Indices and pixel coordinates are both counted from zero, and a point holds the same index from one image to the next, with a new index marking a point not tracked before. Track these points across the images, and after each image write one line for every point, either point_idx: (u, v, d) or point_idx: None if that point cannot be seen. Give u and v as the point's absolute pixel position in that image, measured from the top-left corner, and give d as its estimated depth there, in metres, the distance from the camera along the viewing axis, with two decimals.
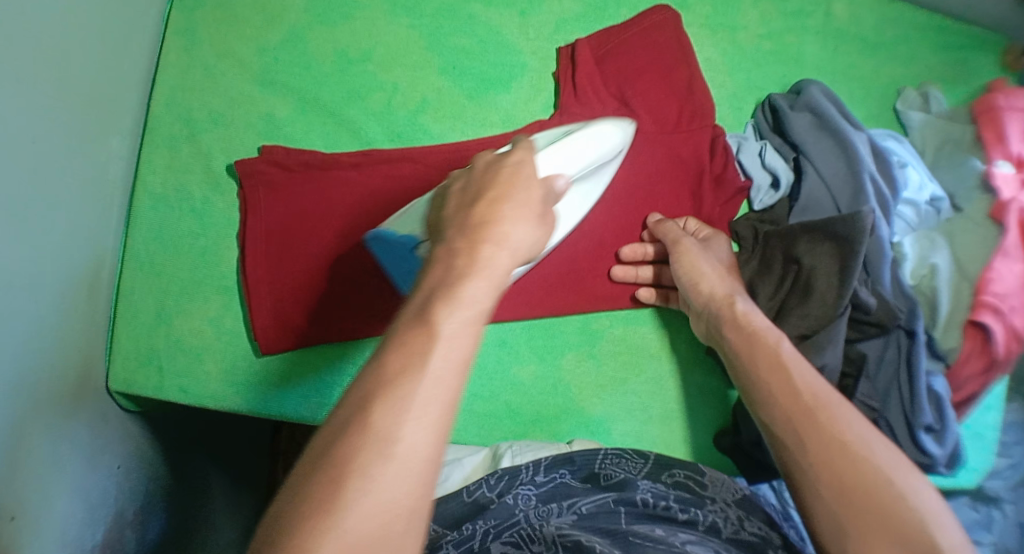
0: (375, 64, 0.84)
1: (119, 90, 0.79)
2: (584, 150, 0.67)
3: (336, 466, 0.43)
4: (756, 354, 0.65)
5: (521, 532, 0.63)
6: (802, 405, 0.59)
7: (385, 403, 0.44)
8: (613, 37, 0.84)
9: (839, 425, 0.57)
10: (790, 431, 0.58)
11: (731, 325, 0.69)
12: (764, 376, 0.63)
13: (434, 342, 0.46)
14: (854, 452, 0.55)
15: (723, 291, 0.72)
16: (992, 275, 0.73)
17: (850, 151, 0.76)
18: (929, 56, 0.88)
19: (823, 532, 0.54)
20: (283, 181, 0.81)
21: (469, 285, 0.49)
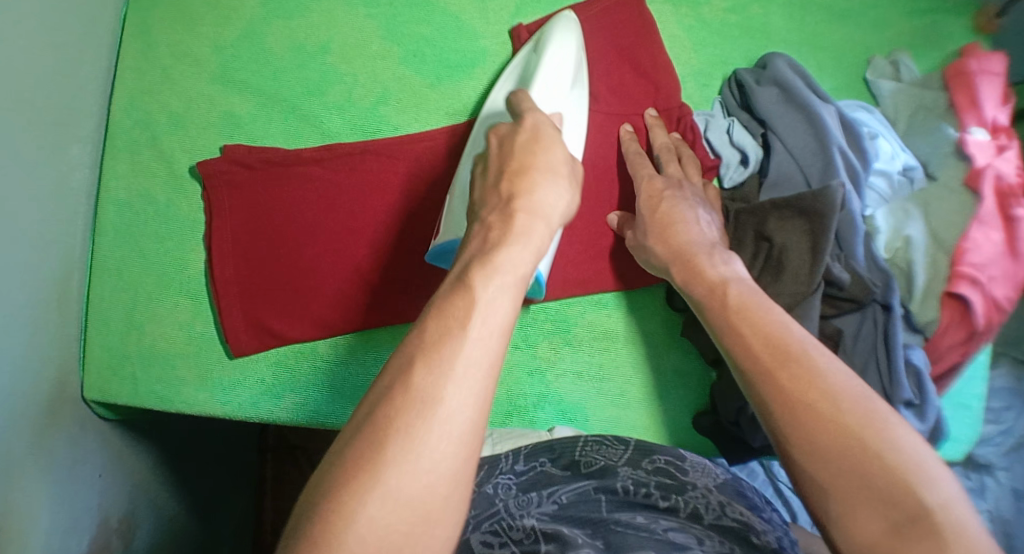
0: (334, 56, 0.83)
1: (78, 97, 0.78)
2: (553, 68, 0.73)
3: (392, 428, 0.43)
4: (724, 306, 0.61)
5: (501, 526, 0.63)
6: (774, 355, 0.55)
7: (428, 362, 0.46)
8: (574, 16, 0.82)
9: (807, 382, 0.53)
10: (759, 393, 0.54)
11: (697, 276, 0.65)
12: (734, 325, 0.59)
13: (470, 311, 0.48)
14: (823, 411, 0.51)
15: (695, 238, 0.68)
16: (969, 245, 0.72)
17: (818, 124, 0.74)
18: (899, 22, 0.87)
19: (807, 497, 0.51)
20: (245, 180, 0.80)
21: (505, 254, 0.52)
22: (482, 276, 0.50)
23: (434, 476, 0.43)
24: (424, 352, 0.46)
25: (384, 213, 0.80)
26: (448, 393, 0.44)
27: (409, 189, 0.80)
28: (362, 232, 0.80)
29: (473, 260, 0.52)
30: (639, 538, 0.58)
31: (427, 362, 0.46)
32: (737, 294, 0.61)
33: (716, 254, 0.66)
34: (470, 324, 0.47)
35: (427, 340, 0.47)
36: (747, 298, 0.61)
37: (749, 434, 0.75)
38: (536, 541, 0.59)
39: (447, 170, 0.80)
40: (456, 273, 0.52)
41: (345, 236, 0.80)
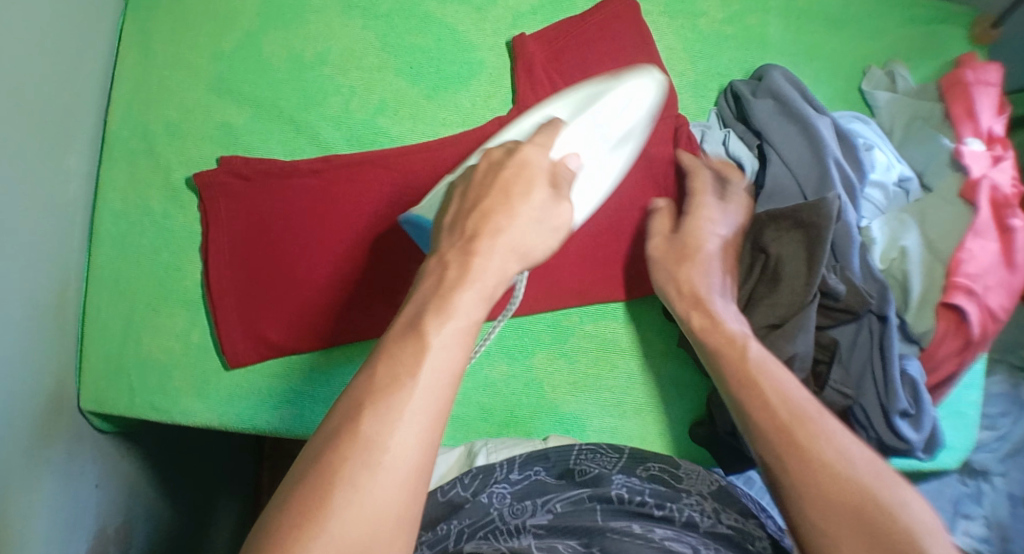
0: (331, 67, 0.83)
1: (75, 108, 0.78)
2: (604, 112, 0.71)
3: (335, 475, 0.43)
4: (735, 361, 0.63)
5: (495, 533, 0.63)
6: (784, 417, 0.57)
7: (376, 407, 0.46)
8: (571, 28, 0.82)
9: (818, 444, 0.55)
10: (769, 449, 0.56)
11: (710, 329, 0.67)
12: (746, 383, 0.61)
13: (421, 355, 0.48)
14: (834, 470, 0.53)
15: (705, 282, 0.71)
16: (964, 255, 0.72)
17: (814, 137, 0.74)
18: (895, 32, 0.87)
19: (815, 551, 0.51)
20: (242, 191, 0.80)
21: (460, 297, 0.52)
22: (435, 318, 0.50)
23: (376, 520, 0.43)
24: (373, 397, 0.46)
25: (381, 224, 0.80)
26: (396, 435, 0.45)
27: (407, 200, 0.80)
28: (359, 243, 0.80)
29: (427, 302, 0.52)
30: (634, 544, 0.57)
31: (377, 406, 0.46)
32: (752, 351, 0.63)
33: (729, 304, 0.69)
34: (420, 369, 0.47)
35: (380, 383, 0.47)
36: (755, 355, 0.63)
37: (747, 444, 0.75)
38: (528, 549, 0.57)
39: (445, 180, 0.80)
40: (416, 310, 0.52)
41: (343, 246, 0.80)
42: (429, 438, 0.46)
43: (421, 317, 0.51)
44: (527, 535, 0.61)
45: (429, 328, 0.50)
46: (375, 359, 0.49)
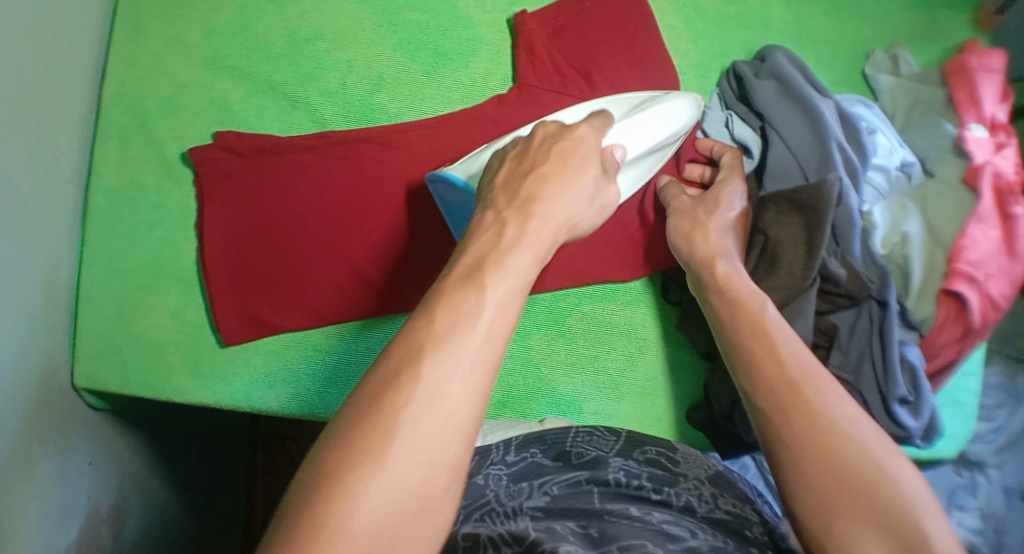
0: (328, 43, 0.81)
1: (67, 82, 0.77)
2: (646, 119, 0.71)
3: (387, 426, 0.42)
4: (750, 318, 0.62)
5: (493, 515, 0.61)
6: (797, 377, 0.57)
7: (434, 354, 0.45)
8: (572, 7, 0.81)
9: (825, 401, 0.55)
10: (774, 401, 0.56)
11: (716, 292, 0.66)
12: (753, 338, 0.60)
13: (481, 307, 0.47)
14: (839, 429, 0.53)
15: (711, 249, 0.69)
16: (967, 242, 0.71)
17: (817, 118, 0.73)
18: (899, 15, 0.86)
19: (804, 508, 0.52)
20: (236, 167, 0.79)
21: (515, 256, 0.51)
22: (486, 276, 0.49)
23: (417, 469, 0.42)
24: (423, 349, 0.45)
25: (377, 201, 0.79)
26: (453, 386, 0.44)
27: (401, 178, 0.79)
28: (355, 221, 0.79)
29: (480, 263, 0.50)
30: (631, 527, 0.56)
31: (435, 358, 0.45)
32: (766, 310, 0.63)
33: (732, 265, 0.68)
34: (478, 319, 0.47)
35: (440, 336, 0.46)
36: (763, 317, 0.62)
37: (745, 429, 0.75)
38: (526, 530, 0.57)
39: (441, 158, 0.79)
40: (474, 260, 0.51)
41: (340, 225, 0.79)
42: (480, 395, 0.45)
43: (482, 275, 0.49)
44: (524, 517, 0.60)
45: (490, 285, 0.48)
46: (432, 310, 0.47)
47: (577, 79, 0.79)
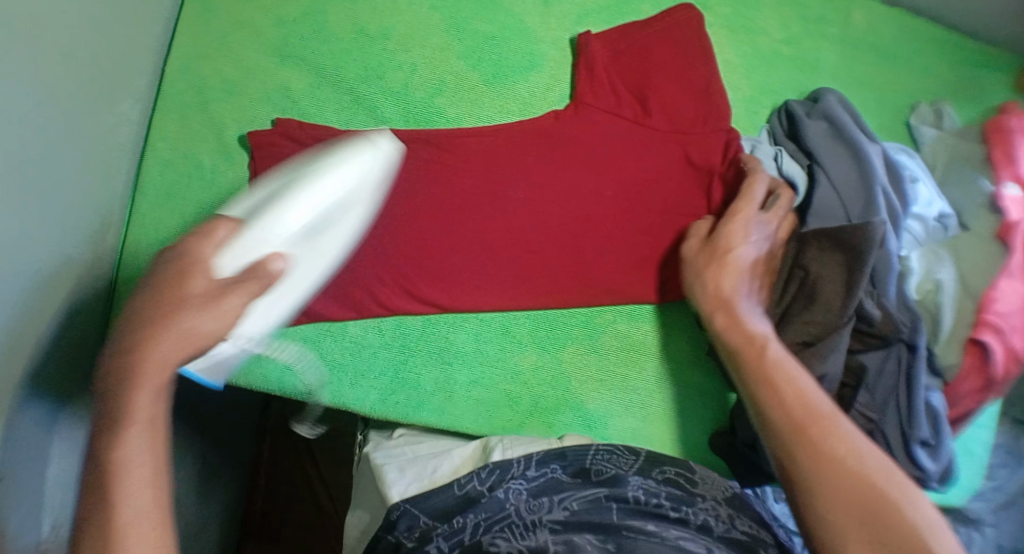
0: (394, 43, 0.83)
1: (134, 54, 0.78)
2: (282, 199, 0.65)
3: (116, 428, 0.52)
4: (756, 361, 0.66)
5: (513, 528, 0.63)
6: (803, 422, 0.60)
7: (106, 436, 0.52)
8: (634, 32, 0.83)
9: (834, 440, 0.59)
10: (785, 440, 0.60)
11: (726, 337, 0.70)
12: (764, 382, 0.64)
13: (136, 385, 0.53)
14: (846, 465, 0.57)
15: (728, 294, 0.72)
16: (996, 294, 0.74)
17: (865, 162, 0.76)
18: (945, 72, 0.89)
19: (824, 539, 0.56)
20: (293, 154, 0.80)
21: (178, 329, 0.55)
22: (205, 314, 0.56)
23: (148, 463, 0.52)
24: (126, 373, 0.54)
25: (428, 201, 0.81)
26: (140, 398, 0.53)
27: (455, 181, 0.81)
28: (403, 217, 0.80)
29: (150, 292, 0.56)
30: (649, 544, 0.60)
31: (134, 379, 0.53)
32: (775, 353, 0.66)
33: (745, 313, 0.71)
34: (138, 399, 0.53)
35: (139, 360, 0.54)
36: (771, 359, 0.66)
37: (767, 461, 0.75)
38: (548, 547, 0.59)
39: (495, 165, 0.81)
40: (203, 284, 0.58)
41: (390, 220, 0.80)
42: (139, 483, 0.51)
43: (156, 301, 0.56)
44: (543, 530, 0.62)
45: (162, 322, 0.55)
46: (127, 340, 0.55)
47: (635, 103, 0.82)
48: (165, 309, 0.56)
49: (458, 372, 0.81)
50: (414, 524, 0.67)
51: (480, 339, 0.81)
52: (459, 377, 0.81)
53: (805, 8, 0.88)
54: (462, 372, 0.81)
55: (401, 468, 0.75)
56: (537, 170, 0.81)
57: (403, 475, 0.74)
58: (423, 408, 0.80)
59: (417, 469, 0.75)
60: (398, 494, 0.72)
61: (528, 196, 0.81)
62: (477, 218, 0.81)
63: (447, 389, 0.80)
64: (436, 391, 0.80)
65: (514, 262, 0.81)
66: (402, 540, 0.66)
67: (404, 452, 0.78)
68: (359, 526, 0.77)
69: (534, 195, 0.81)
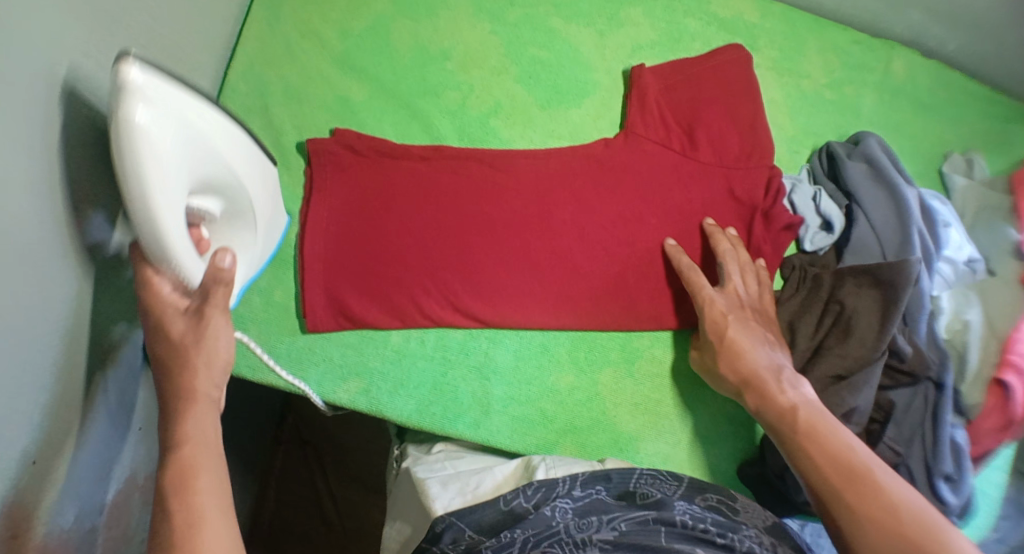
0: (454, 63, 0.86)
1: (200, 54, 0.80)
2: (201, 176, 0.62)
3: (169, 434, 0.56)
4: (790, 428, 0.69)
5: (562, 543, 0.63)
6: (836, 485, 0.64)
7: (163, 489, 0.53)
8: (686, 69, 0.87)
9: (881, 492, 0.62)
10: (833, 492, 0.64)
11: (760, 403, 0.73)
12: (804, 442, 0.67)
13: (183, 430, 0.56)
14: (891, 516, 0.60)
15: (761, 366, 0.74)
16: (1019, 336, 0.77)
17: (902, 205, 0.80)
18: (976, 124, 0.94)
19: None
20: (351, 164, 0.82)
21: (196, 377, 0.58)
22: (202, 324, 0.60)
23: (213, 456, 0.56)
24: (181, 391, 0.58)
25: (478, 216, 0.83)
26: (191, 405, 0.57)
27: (508, 199, 0.83)
28: (455, 231, 0.82)
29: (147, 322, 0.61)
30: None
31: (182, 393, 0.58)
32: (807, 417, 0.69)
33: (784, 377, 0.73)
34: (183, 448, 0.55)
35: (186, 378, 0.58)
36: (811, 418, 0.69)
37: (795, 490, 0.78)
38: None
39: (547, 186, 0.84)
40: (182, 313, 0.60)
41: (441, 232, 0.82)
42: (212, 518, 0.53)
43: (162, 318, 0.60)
44: (593, 548, 0.61)
45: (181, 377, 0.58)
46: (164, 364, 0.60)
47: (683, 136, 0.85)
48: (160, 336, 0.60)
49: (496, 387, 0.82)
50: (460, 537, 0.68)
51: (519, 355, 0.83)
52: (497, 391, 0.82)
53: (846, 56, 0.92)
54: (499, 387, 0.82)
55: (443, 482, 0.76)
56: (585, 194, 0.84)
57: (446, 489, 0.75)
58: (458, 420, 0.80)
59: (459, 484, 0.76)
60: (443, 507, 0.73)
61: (577, 218, 0.84)
62: (526, 236, 0.83)
63: (484, 403, 0.81)
64: (473, 404, 0.81)
65: (559, 280, 0.83)
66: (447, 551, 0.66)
67: (444, 466, 0.79)
68: (398, 540, 0.78)
69: (582, 217, 0.84)
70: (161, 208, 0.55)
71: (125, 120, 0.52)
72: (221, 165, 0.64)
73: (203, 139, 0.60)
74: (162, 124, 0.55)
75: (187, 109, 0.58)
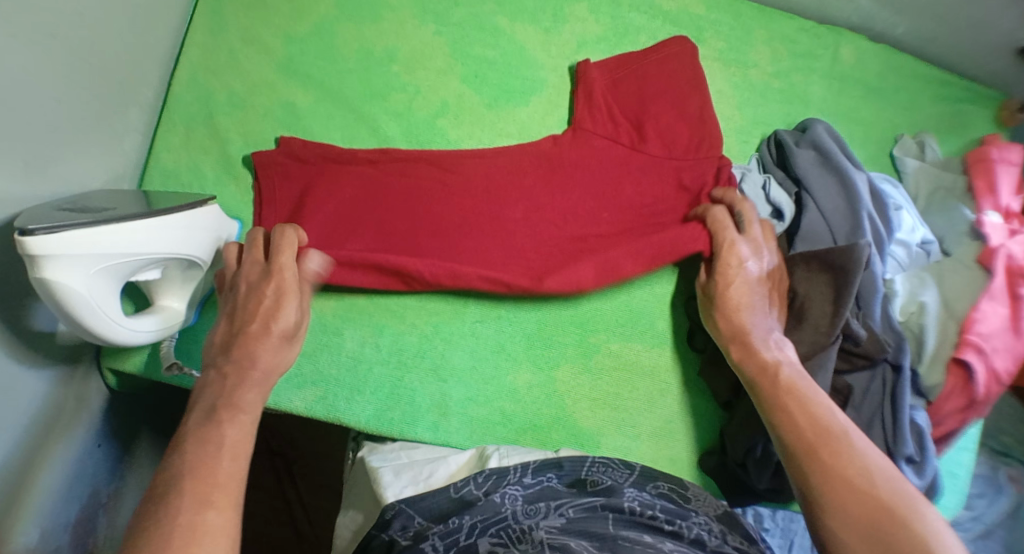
0: (399, 65, 0.86)
1: (141, 66, 0.80)
2: (124, 272, 0.68)
3: (184, 465, 0.58)
4: (773, 385, 0.69)
5: (508, 531, 0.63)
6: (812, 441, 0.64)
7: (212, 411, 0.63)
8: (631, 63, 0.88)
9: (851, 459, 0.62)
10: (807, 452, 0.63)
11: (744, 358, 0.72)
12: (783, 403, 0.67)
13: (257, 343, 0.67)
14: (858, 484, 0.60)
15: (752, 323, 0.74)
16: (978, 316, 0.76)
17: (851, 190, 0.79)
18: (927, 106, 0.95)
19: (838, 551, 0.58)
20: (299, 174, 0.82)
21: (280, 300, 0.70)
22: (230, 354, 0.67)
23: (228, 481, 0.58)
24: (201, 420, 0.62)
25: (432, 217, 0.82)
26: (225, 427, 0.61)
27: (459, 198, 0.83)
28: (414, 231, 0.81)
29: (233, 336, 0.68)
30: None
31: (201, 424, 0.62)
32: (789, 378, 0.69)
33: (772, 338, 0.73)
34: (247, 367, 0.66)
35: (206, 412, 0.63)
36: (794, 380, 0.69)
37: (756, 478, 0.78)
38: (540, 548, 0.58)
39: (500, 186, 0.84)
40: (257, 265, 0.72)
41: (394, 234, 0.81)
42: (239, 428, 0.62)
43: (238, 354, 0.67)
44: (539, 531, 0.61)
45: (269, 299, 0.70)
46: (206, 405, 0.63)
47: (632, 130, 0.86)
48: (277, 290, 0.70)
49: (453, 389, 0.81)
50: (409, 524, 0.68)
51: (476, 357, 0.82)
52: (454, 393, 0.81)
53: (793, 44, 0.93)
54: (457, 389, 0.81)
55: (396, 471, 0.76)
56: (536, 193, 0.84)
57: (400, 478, 0.75)
58: (417, 424, 0.79)
59: (412, 473, 0.76)
60: (394, 495, 0.73)
61: (527, 215, 0.83)
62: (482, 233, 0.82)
63: (442, 406, 0.80)
64: (430, 407, 0.80)
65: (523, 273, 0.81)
66: (396, 538, 0.66)
67: (399, 456, 0.78)
68: (351, 529, 0.78)
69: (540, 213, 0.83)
70: (100, 327, 0.67)
71: (46, 287, 0.62)
72: (146, 256, 0.69)
73: (123, 248, 0.66)
74: (69, 271, 0.62)
75: (93, 244, 0.63)
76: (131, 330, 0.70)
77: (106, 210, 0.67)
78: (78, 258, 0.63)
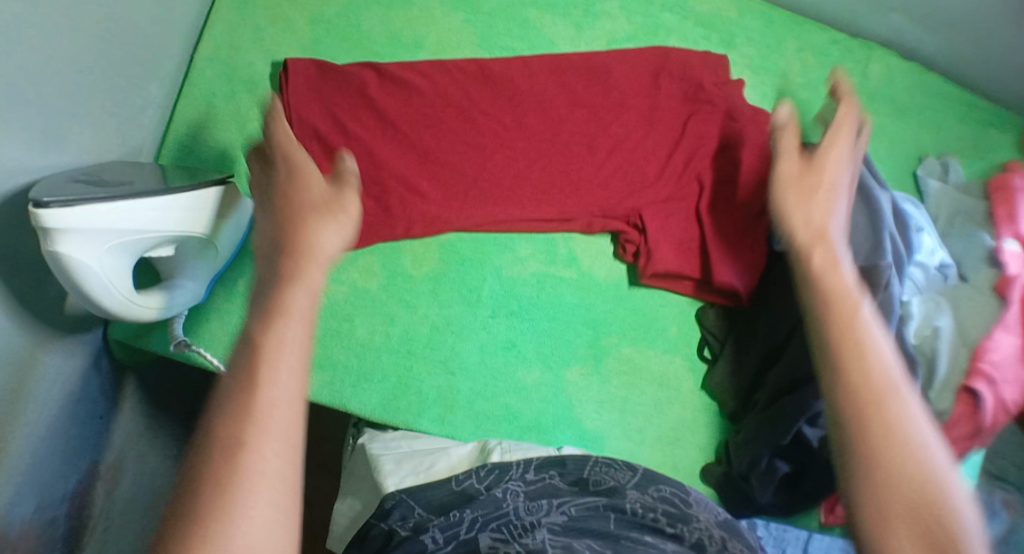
0: (427, 52, 0.86)
1: (167, 37, 0.79)
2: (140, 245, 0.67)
3: (208, 517, 0.38)
4: (827, 306, 0.51)
5: (510, 527, 0.62)
6: (850, 330, 0.49)
7: (222, 454, 0.40)
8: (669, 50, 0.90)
9: (860, 378, 0.46)
10: (835, 353, 0.48)
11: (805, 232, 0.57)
12: (838, 295, 0.51)
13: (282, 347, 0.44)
14: (896, 425, 0.45)
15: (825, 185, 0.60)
16: (991, 344, 0.76)
17: (874, 208, 0.79)
18: (953, 128, 0.95)
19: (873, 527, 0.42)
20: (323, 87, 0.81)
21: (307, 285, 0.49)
22: (267, 325, 0.45)
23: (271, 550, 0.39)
24: (217, 439, 0.40)
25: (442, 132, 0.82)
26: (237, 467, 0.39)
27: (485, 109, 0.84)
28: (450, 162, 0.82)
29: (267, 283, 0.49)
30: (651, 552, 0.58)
31: (211, 452, 0.40)
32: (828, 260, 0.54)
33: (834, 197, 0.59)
34: (264, 373, 0.43)
35: (220, 435, 0.40)
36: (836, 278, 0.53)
37: (760, 491, 0.76)
38: (545, 545, 0.56)
39: (530, 102, 0.85)
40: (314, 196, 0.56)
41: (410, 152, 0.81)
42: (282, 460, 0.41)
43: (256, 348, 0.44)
44: (542, 530, 0.60)
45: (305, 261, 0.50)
46: (215, 460, 0.40)
47: (714, 109, 0.86)
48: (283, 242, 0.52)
49: (461, 382, 0.80)
50: (409, 515, 0.67)
51: (485, 352, 0.81)
52: (462, 387, 0.80)
53: (824, 56, 0.94)
54: (465, 382, 0.80)
55: (397, 461, 0.74)
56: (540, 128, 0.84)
57: (400, 467, 0.73)
58: (422, 416, 0.79)
59: (412, 463, 0.74)
60: (394, 485, 0.71)
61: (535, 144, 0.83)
62: (433, 174, 0.81)
63: (449, 399, 0.80)
64: (438, 399, 0.79)
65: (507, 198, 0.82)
66: (395, 528, 0.65)
67: (400, 445, 0.76)
68: (349, 515, 0.78)
69: (536, 145, 0.83)
70: (110, 301, 0.66)
71: (60, 260, 0.61)
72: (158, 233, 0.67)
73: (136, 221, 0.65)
74: (84, 244, 0.61)
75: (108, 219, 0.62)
76: (141, 306, 0.69)
77: (122, 184, 0.66)
78: (90, 232, 0.62)
